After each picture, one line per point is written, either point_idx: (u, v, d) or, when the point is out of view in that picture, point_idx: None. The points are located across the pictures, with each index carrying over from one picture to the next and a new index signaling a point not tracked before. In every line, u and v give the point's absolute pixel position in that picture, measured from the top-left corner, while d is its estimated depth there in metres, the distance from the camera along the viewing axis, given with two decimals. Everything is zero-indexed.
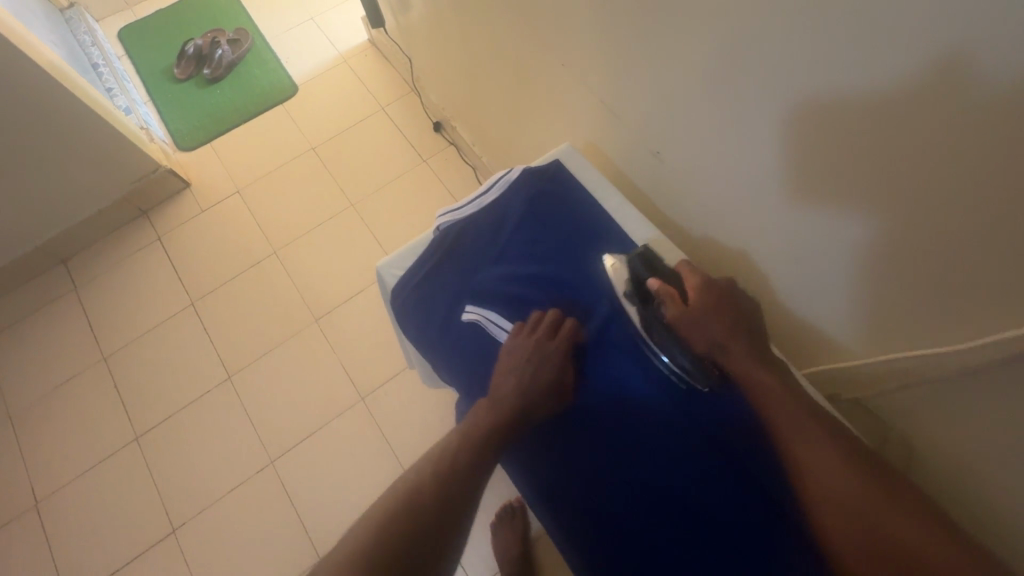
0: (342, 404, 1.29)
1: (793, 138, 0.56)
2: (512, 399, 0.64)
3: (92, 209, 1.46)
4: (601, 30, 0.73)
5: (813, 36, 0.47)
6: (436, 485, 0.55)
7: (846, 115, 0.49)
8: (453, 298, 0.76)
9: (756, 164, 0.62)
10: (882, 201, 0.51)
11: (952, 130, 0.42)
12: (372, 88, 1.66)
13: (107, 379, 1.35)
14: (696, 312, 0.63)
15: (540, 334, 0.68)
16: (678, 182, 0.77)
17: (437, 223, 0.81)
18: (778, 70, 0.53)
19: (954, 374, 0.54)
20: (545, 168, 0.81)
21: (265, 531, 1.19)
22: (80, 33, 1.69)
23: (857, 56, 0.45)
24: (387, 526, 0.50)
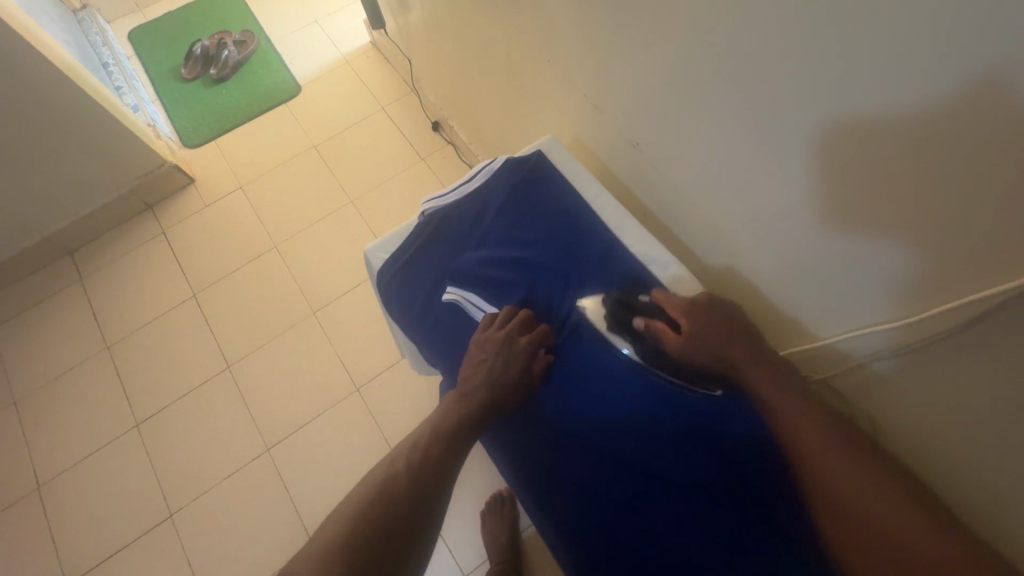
0: (337, 395, 1.32)
1: (767, 125, 0.59)
2: (480, 393, 0.69)
3: (99, 202, 1.50)
4: (589, 24, 0.76)
5: (784, 16, 0.50)
6: (409, 474, 0.59)
7: (814, 101, 0.52)
8: (435, 281, 0.79)
9: (732, 145, 0.65)
10: (847, 185, 0.54)
11: (910, 104, 0.44)
12: (373, 88, 1.71)
13: (109, 368, 1.39)
14: (698, 341, 0.64)
15: (509, 330, 0.70)
16: (660, 168, 0.80)
17: (423, 210, 0.84)
18: (753, 59, 0.56)
19: (903, 348, 0.57)
20: (526, 158, 0.84)
21: (259, 517, 1.22)
22: (92, 34, 1.75)
23: (823, 43, 0.48)
24: (365, 515, 0.53)
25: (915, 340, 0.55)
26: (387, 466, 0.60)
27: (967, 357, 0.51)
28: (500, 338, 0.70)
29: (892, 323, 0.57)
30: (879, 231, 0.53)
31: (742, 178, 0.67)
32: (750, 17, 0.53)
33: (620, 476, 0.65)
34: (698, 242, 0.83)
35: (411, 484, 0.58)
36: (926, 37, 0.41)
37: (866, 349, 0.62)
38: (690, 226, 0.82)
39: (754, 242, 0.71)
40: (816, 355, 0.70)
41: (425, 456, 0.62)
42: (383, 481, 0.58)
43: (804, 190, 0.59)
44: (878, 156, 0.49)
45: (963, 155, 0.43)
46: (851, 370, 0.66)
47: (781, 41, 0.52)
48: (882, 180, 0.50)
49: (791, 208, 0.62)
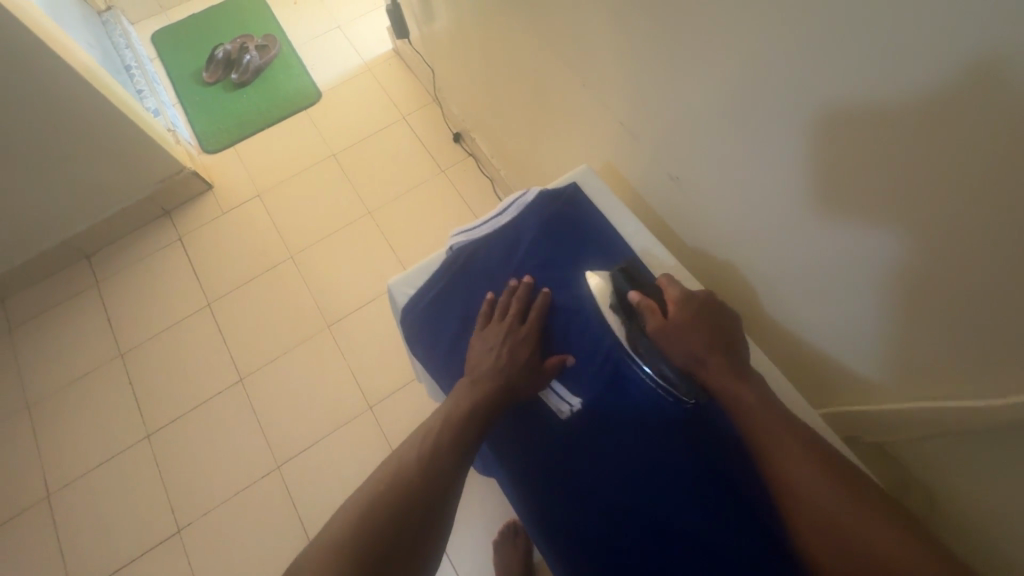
0: (349, 412, 1.29)
1: (821, 178, 0.54)
2: (491, 380, 0.66)
3: (118, 207, 1.49)
4: (625, 51, 0.72)
5: (847, 68, 0.45)
6: (411, 485, 0.55)
7: (876, 158, 0.47)
8: (461, 321, 0.75)
9: (786, 198, 0.60)
10: (911, 247, 0.49)
11: (998, 172, 0.39)
12: (394, 97, 1.68)
13: (122, 376, 1.37)
14: (677, 325, 0.64)
15: (510, 321, 0.70)
16: (702, 208, 0.76)
17: (451, 243, 0.82)
18: (809, 107, 0.51)
19: (974, 429, 0.53)
20: (561, 190, 0.81)
21: (267, 536, 1.19)
22: (116, 36, 1.75)
23: (890, 98, 0.43)
24: (360, 526, 0.51)
25: (994, 423, 0.51)
26: (392, 466, 0.58)
27: None
28: (503, 328, 0.70)
29: (969, 403, 0.52)
30: (951, 299, 0.48)
31: (791, 229, 0.62)
32: (804, 62, 0.49)
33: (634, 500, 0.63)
34: (734, 282, 0.79)
35: (413, 491, 0.55)
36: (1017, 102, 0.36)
37: (925, 423, 0.58)
38: (728, 267, 0.78)
39: (805, 296, 0.66)
40: (872, 421, 0.66)
41: (436, 455, 0.59)
42: (387, 486, 0.55)
43: (861, 250, 0.54)
44: (950, 220, 0.44)
45: None
46: (913, 442, 0.63)
47: (839, 90, 0.47)
48: (953, 246, 0.45)
49: (847, 267, 0.57)
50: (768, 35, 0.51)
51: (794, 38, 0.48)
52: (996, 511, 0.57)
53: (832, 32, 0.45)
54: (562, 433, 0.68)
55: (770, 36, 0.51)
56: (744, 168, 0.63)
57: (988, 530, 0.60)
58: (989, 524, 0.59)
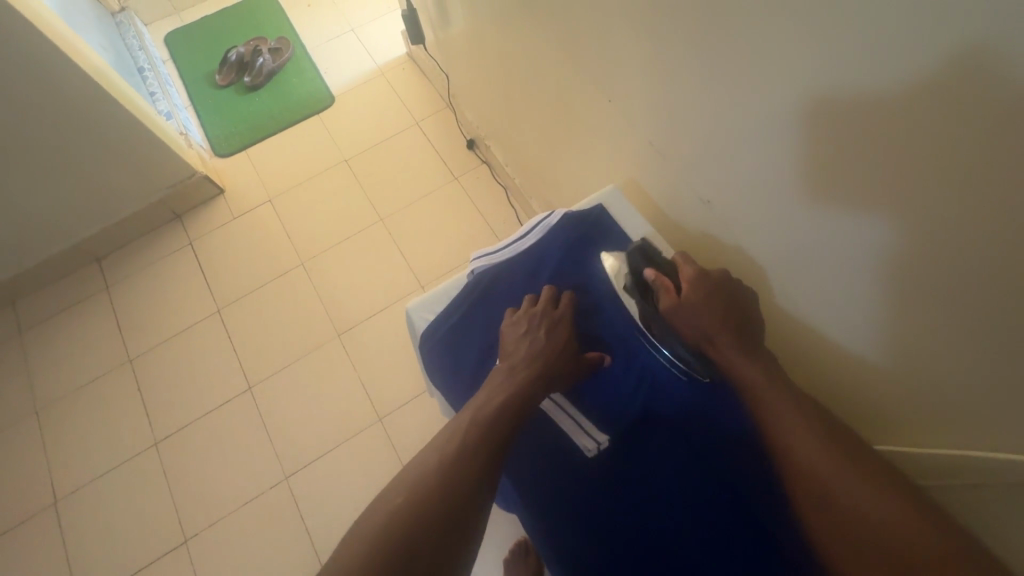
0: (360, 423, 1.27)
1: (871, 212, 0.52)
2: (533, 361, 0.67)
3: (129, 210, 1.48)
4: (656, 67, 0.70)
5: (907, 98, 0.43)
6: (452, 478, 0.54)
7: (939, 191, 0.45)
8: (485, 346, 0.74)
9: (829, 232, 0.58)
10: (974, 283, 0.46)
11: None
12: (407, 101, 1.66)
13: (131, 381, 1.36)
14: (689, 303, 0.67)
15: (545, 304, 0.73)
16: (737, 233, 0.74)
17: (472, 267, 0.80)
18: (860, 136, 0.49)
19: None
20: (586, 213, 0.80)
21: (274, 548, 1.17)
22: (129, 37, 1.74)
23: (957, 130, 0.41)
24: (409, 515, 0.51)
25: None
26: (442, 448, 0.57)
27: None
28: (536, 311, 0.72)
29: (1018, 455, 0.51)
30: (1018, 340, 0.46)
31: (834, 262, 0.60)
32: (860, 89, 0.46)
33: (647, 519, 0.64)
34: (766, 306, 0.76)
35: (458, 483, 0.54)
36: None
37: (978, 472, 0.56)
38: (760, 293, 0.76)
39: (845, 332, 0.64)
40: (922, 461, 0.62)
41: (486, 433, 0.59)
42: (436, 469, 0.55)
43: (914, 288, 0.52)
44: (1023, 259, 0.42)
45: None
46: (967, 487, 0.59)
47: (898, 118, 0.45)
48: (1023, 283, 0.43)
49: (897, 305, 0.55)
50: (819, 60, 0.48)
51: (850, 63, 0.46)
52: None
53: (893, 57, 0.42)
54: (592, 471, 0.68)
55: (819, 62, 0.48)
56: (786, 198, 0.61)
57: None
58: None
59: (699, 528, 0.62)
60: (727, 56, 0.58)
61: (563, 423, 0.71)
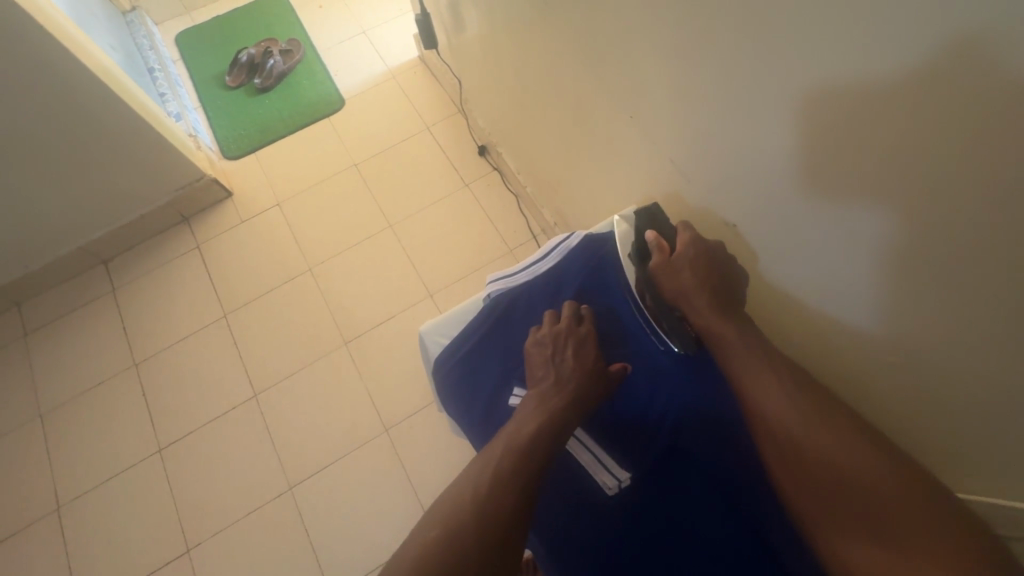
0: (365, 434, 1.25)
1: (916, 250, 0.48)
2: (561, 387, 0.64)
3: (137, 213, 1.47)
4: (675, 84, 0.68)
5: (940, 132, 0.41)
6: (480, 513, 0.52)
7: (1004, 228, 0.41)
8: (501, 376, 0.72)
9: (862, 273, 0.56)
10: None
11: None
12: (418, 105, 1.64)
13: (136, 386, 1.35)
14: (676, 264, 0.67)
15: (569, 321, 0.70)
16: (753, 257, 0.72)
17: (488, 289, 0.78)
18: (887, 168, 0.47)
19: None
20: (607, 236, 0.77)
21: (277, 560, 1.15)
22: (140, 37, 1.73)
23: (996, 165, 0.39)
24: (435, 545, 0.50)
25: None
26: (476, 478, 0.56)
27: None
28: (562, 329, 0.69)
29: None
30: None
31: (870, 301, 0.57)
32: (892, 120, 0.44)
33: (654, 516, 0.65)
34: (788, 333, 0.73)
35: (486, 520, 0.52)
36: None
37: None
38: (788, 322, 0.72)
39: (875, 370, 0.62)
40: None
41: (516, 472, 0.56)
42: (467, 499, 0.54)
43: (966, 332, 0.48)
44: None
45: None
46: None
47: (955, 150, 0.41)
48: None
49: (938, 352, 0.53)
50: (861, 86, 0.45)
51: (891, 92, 0.43)
52: None
53: (932, 89, 0.40)
54: (615, 508, 0.65)
55: (847, 89, 0.47)
56: (810, 230, 0.59)
57: None
58: None
59: (716, 543, 0.63)
60: (759, 78, 0.55)
61: (582, 457, 0.68)
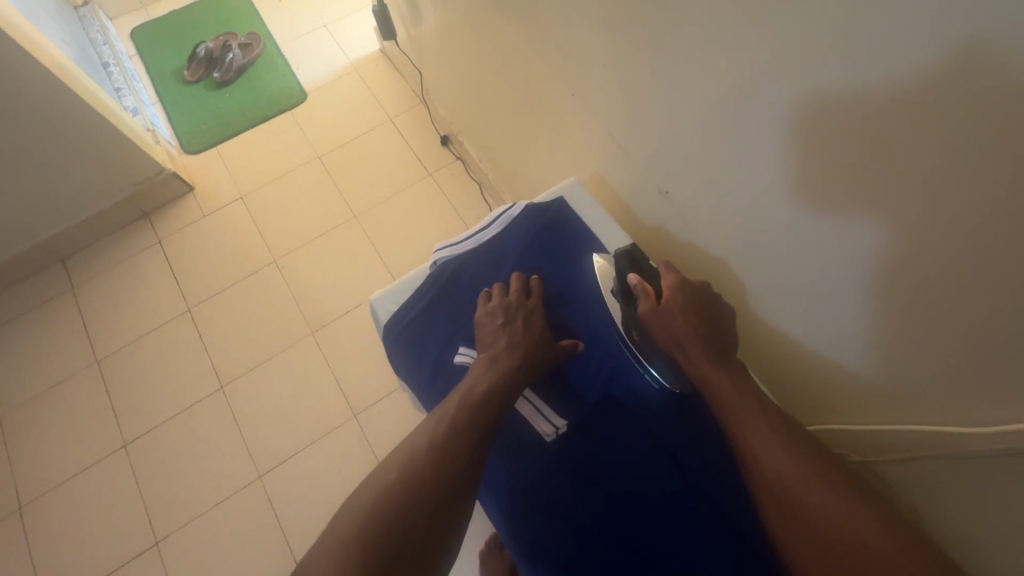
0: (334, 420, 1.27)
1: (829, 201, 0.53)
2: (510, 351, 0.68)
3: (95, 209, 1.45)
4: (614, 61, 0.72)
5: (833, 84, 0.46)
6: (432, 459, 0.56)
7: (885, 172, 0.46)
8: (448, 337, 0.75)
9: (773, 220, 0.61)
10: (935, 271, 0.47)
11: (964, 192, 0.41)
12: (381, 98, 1.65)
13: (99, 383, 1.34)
14: (666, 309, 0.67)
15: (518, 293, 0.74)
16: (686, 223, 0.77)
17: (434, 258, 0.82)
18: (793, 123, 0.52)
19: (963, 455, 0.54)
20: (547, 205, 0.82)
21: (248, 547, 1.16)
22: (93, 32, 1.70)
23: (873, 113, 0.44)
24: (390, 489, 0.53)
25: (996, 451, 0.50)
26: (432, 427, 0.59)
27: None
28: (512, 301, 0.73)
29: (951, 428, 0.54)
30: (982, 328, 0.46)
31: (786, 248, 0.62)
32: (795, 77, 0.49)
33: (617, 516, 0.65)
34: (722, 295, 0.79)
35: (438, 463, 0.56)
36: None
37: (912, 445, 0.60)
38: (726, 285, 0.77)
39: (789, 318, 0.68)
40: (873, 441, 0.65)
41: (467, 422, 0.60)
42: (425, 446, 0.57)
43: (873, 276, 0.53)
44: (989, 246, 0.42)
45: (1015, 243, 0.40)
46: (907, 460, 0.62)
47: (853, 105, 0.45)
48: (983, 270, 0.43)
49: (836, 290, 0.58)
50: (768, 50, 0.50)
51: (790, 54, 0.48)
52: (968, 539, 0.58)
53: (823, 47, 0.45)
54: (553, 455, 0.69)
55: (755, 51, 0.51)
56: (731, 186, 0.64)
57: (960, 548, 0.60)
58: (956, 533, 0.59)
59: (657, 496, 0.65)
60: (693, 49, 0.58)
61: (524, 409, 0.72)
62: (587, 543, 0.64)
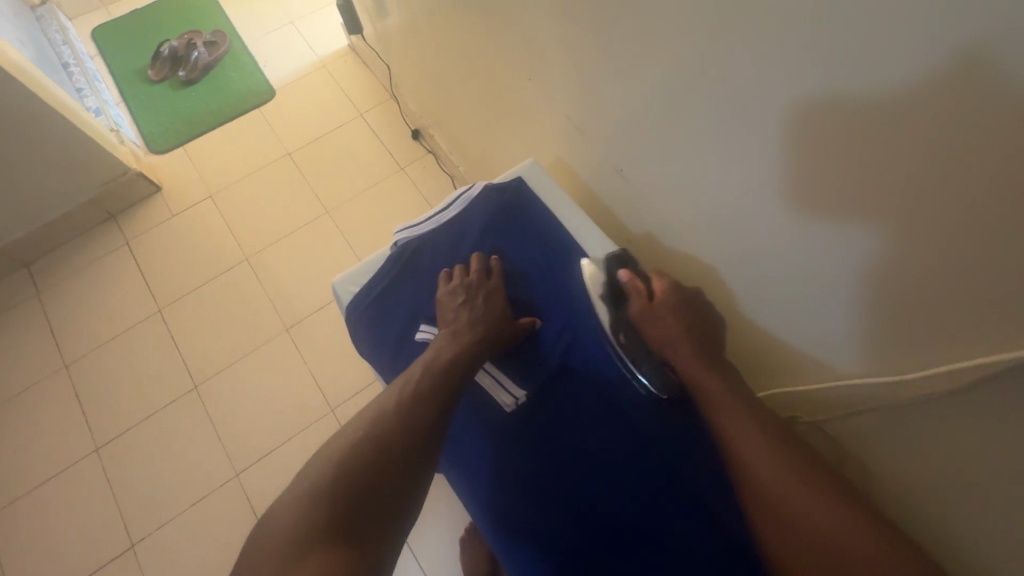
0: (311, 415, 1.27)
1: (774, 168, 0.56)
2: (472, 328, 0.71)
3: (59, 212, 1.42)
4: (572, 44, 0.74)
5: (771, 50, 0.49)
6: (389, 427, 0.59)
7: (824, 132, 0.49)
8: (410, 316, 0.77)
9: (723, 188, 0.64)
10: (872, 227, 0.50)
11: (895, 147, 0.44)
12: (351, 93, 1.65)
13: (68, 388, 1.31)
14: (658, 308, 0.69)
15: (477, 272, 0.76)
16: (643, 199, 0.80)
17: (395, 239, 0.83)
18: (737, 92, 0.54)
19: (898, 403, 0.57)
20: (505, 184, 0.83)
21: (227, 545, 1.16)
22: (52, 32, 1.66)
23: (810, 76, 0.47)
24: (344, 458, 0.56)
25: (925, 394, 0.54)
26: (389, 398, 0.63)
27: (975, 418, 0.50)
28: (472, 280, 0.75)
29: (887, 377, 0.57)
30: (912, 278, 0.49)
31: (736, 213, 0.65)
32: (738, 47, 0.51)
33: (579, 480, 0.67)
34: (683, 269, 0.82)
35: (395, 433, 0.59)
36: (999, 75, 0.35)
37: (851, 399, 0.63)
38: (687, 257, 0.80)
39: (741, 283, 0.72)
40: (817, 400, 0.69)
41: (426, 395, 0.63)
42: (381, 418, 0.60)
43: (812, 232, 0.56)
44: (917, 198, 0.45)
45: (940, 193, 0.43)
46: (851, 415, 0.65)
47: (791, 70, 0.48)
48: (912, 221, 0.46)
49: (784, 250, 0.61)
50: (712, 22, 0.52)
51: (732, 24, 0.50)
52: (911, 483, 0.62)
53: (761, 16, 0.47)
54: (514, 424, 0.71)
55: (701, 24, 0.54)
56: (683, 157, 0.67)
57: (910, 494, 0.63)
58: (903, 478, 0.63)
59: (621, 460, 0.67)
60: (647, 27, 0.60)
61: (485, 381, 0.73)
62: (547, 504, 0.66)
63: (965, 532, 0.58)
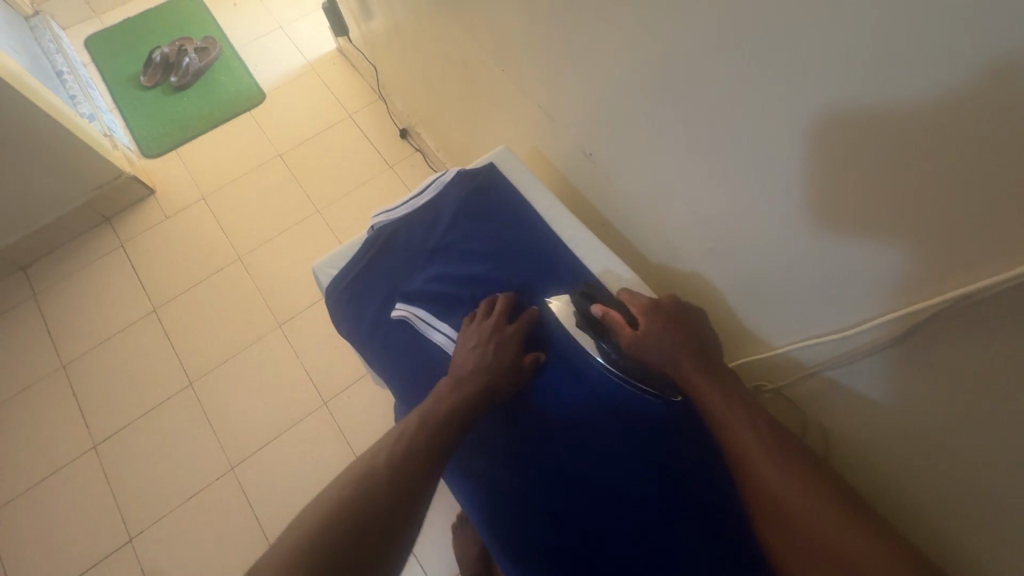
0: (304, 408, 1.29)
1: (721, 137, 0.60)
2: (475, 376, 0.69)
3: (54, 215, 1.45)
4: (544, 34, 0.77)
5: (713, 24, 0.53)
6: (379, 474, 0.56)
7: (764, 99, 0.52)
8: (385, 295, 0.81)
9: (679, 160, 0.68)
10: (810, 186, 0.54)
11: (826, 107, 0.48)
12: (339, 95, 1.68)
13: (66, 387, 1.34)
14: (646, 333, 0.68)
15: (496, 319, 0.73)
16: (611, 179, 0.84)
17: (372, 223, 0.86)
18: (687, 66, 0.58)
19: (851, 356, 0.60)
20: (477, 170, 0.87)
21: (222, 537, 1.18)
22: (45, 41, 1.69)
23: (748, 46, 0.51)
24: (332, 513, 0.52)
25: (867, 345, 0.57)
26: (385, 444, 0.61)
27: (914, 366, 0.53)
28: (490, 325, 0.73)
29: (838, 332, 0.60)
30: (849, 235, 0.52)
31: (692, 183, 0.68)
32: (686, 23, 0.55)
33: (553, 447, 0.70)
34: (654, 248, 0.85)
35: (388, 477, 0.56)
36: (907, 35, 0.39)
37: (807, 361, 0.66)
38: (655, 236, 0.83)
39: (702, 254, 0.75)
40: (781, 365, 0.71)
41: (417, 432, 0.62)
42: (377, 463, 0.58)
43: (757, 197, 0.60)
44: (849, 156, 0.48)
45: (866, 149, 0.46)
46: (811, 376, 0.67)
47: (733, 42, 0.52)
48: (844, 177, 0.50)
49: (736, 216, 0.65)
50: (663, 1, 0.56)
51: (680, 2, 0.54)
52: (867, 439, 0.64)
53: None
54: None
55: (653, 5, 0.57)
56: (644, 134, 0.71)
57: (867, 449, 0.65)
58: (857, 436, 0.66)
59: (593, 425, 0.70)
60: (608, 12, 0.64)
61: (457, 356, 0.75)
62: (522, 470, 0.69)
63: (922, 477, 0.60)
